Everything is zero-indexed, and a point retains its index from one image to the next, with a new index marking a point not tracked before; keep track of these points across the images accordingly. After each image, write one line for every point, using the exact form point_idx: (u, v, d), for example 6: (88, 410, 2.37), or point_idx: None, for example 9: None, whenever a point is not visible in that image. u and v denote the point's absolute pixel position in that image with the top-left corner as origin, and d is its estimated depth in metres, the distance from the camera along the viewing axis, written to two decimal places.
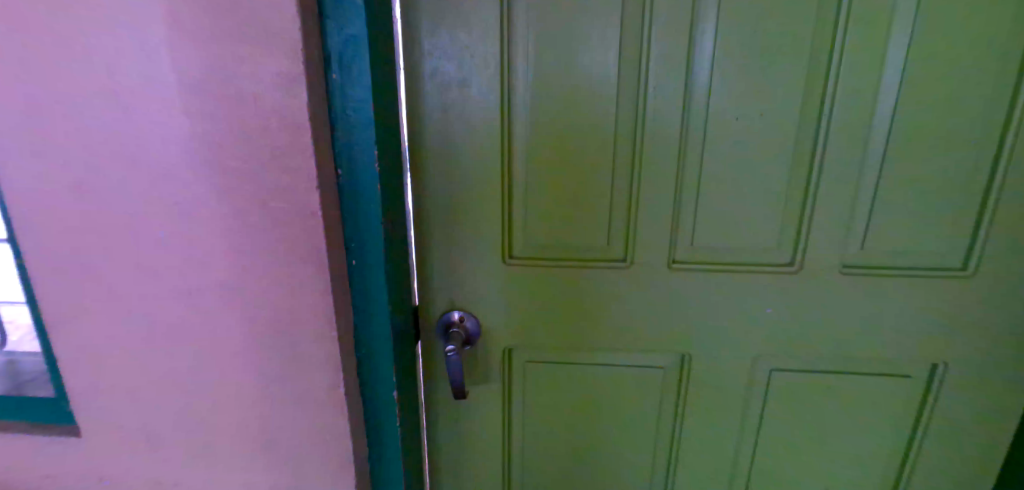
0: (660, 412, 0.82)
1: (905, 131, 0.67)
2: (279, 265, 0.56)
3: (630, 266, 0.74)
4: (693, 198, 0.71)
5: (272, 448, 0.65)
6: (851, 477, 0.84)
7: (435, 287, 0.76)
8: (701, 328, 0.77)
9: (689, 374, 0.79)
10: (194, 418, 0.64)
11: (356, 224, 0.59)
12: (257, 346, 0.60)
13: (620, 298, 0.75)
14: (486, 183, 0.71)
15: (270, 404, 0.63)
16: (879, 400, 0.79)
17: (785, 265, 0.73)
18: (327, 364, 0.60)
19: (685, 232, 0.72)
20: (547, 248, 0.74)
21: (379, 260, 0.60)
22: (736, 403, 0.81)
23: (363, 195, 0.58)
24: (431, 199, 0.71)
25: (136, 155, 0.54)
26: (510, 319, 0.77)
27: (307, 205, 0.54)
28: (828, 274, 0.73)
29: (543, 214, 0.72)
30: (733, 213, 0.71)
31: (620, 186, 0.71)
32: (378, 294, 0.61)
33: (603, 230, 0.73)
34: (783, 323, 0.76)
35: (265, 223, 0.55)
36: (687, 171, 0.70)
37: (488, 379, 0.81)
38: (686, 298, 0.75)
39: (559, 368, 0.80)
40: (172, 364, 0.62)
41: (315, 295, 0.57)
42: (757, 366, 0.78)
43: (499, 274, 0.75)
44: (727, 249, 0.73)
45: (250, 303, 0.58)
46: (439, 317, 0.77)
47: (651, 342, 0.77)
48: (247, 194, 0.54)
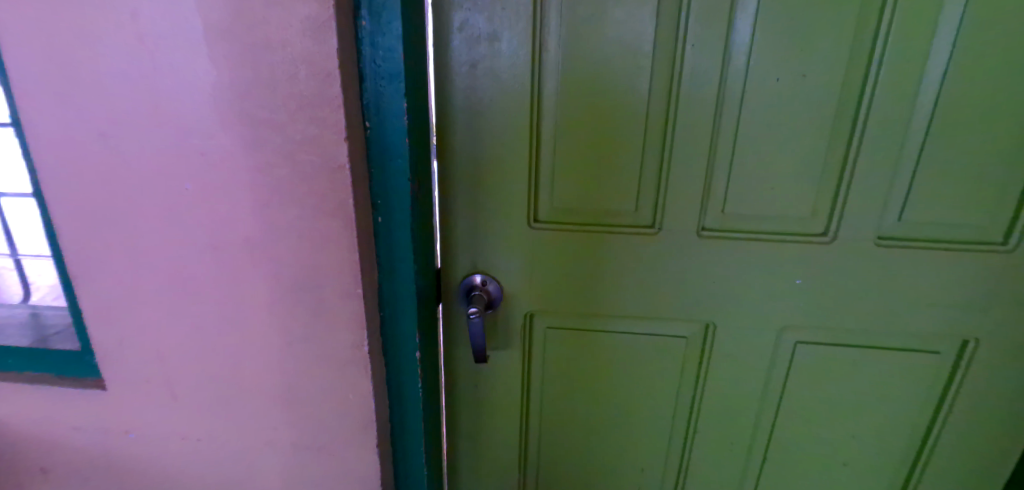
0: (680, 381, 0.81)
1: (955, 96, 0.64)
2: (306, 221, 0.55)
3: (657, 234, 0.72)
4: (726, 165, 0.69)
5: (295, 403, 0.65)
6: (871, 453, 0.83)
7: (458, 251, 0.75)
8: (727, 299, 0.75)
9: (713, 345, 0.78)
10: (218, 375, 0.64)
11: (383, 182, 0.57)
12: (282, 304, 0.59)
13: (645, 267, 0.74)
14: (513, 143, 0.69)
15: (294, 362, 0.63)
16: (905, 375, 0.78)
17: (818, 236, 0.71)
18: (351, 323, 0.60)
19: (717, 199, 0.70)
20: (573, 212, 0.72)
21: (406, 219, 0.59)
22: (759, 374, 0.80)
23: (391, 152, 0.56)
24: (456, 159, 0.70)
25: (161, 106, 0.53)
26: (533, 286, 0.76)
27: (334, 159, 0.52)
28: (862, 246, 0.71)
29: (570, 178, 0.71)
30: (767, 182, 0.69)
31: (651, 151, 0.69)
32: (404, 253, 0.61)
33: (631, 194, 0.71)
34: (812, 295, 0.74)
35: (292, 178, 0.54)
36: (721, 137, 0.67)
37: (508, 346, 0.80)
38: (714, 268, 0.74)
39: (581, 334, 0.79)
40: (197, 319, 0.62)
41: (341, 253, 0.56)
42: (782, 337, 0.77)
43: (523, 239, 0.74)
44: (758, 218, 0.71)
45: (276, 260, 0.57)
46: (462, 281, 0.76)
47: (675, 312, 0.76)
48: (274, 147, 0.53)
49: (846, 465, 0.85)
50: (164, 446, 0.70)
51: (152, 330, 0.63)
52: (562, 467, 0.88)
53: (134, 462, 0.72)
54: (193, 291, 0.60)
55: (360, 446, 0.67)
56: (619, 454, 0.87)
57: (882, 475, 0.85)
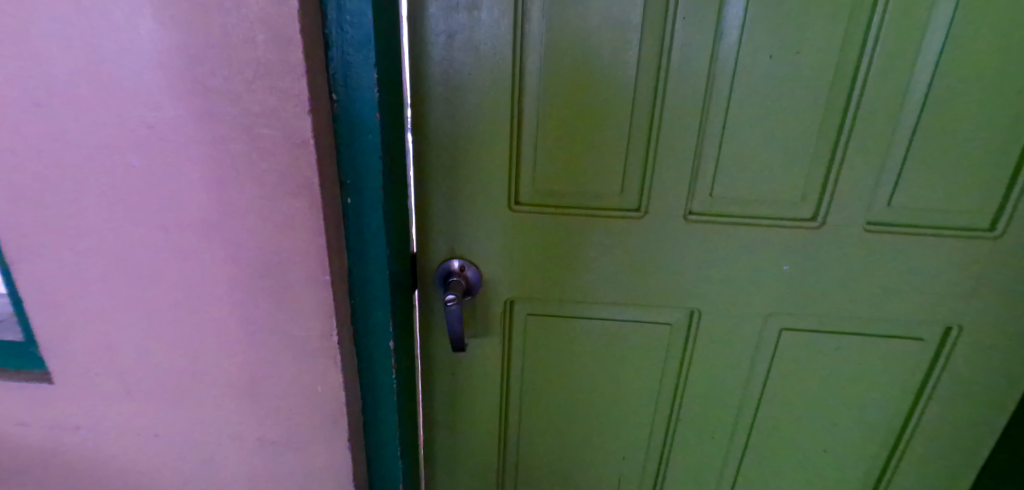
0: (664, 369, 0.79)
1: (950, 78, 0.62)
2: (267, 201, 0.51)
3: (643, 218, 0.69)
4: (715, 147, 0.66)
5: (261, 396, 0.61)
6: (850, 439, 0.83)
7: (434, 235, 0.71)
8: (713, 286, 0.73)
9: (697, 331, 0.76)
10: (176, 366, 0.60)
11: (352, 160, 0.53)
12: (244, 291, 0.55)
13: (631, 253, 0.71)
14: (493, 121, 0.65)
15: (258, 353, 0.59)
16: (888, 362, 0.77)
17: (806, 221, 0.69)
18: (318, 311, 0.56)
19: (705, 181, 0.67)
20: (556, 194, 0.69)
21: (377, 201, 0.55)
22: (743, 361, 0.78)
23: (360, 127, 0.52)
24: (432, 137, 0.66)
25: (102, 72, 0.47)
26: (514, 272, 0.73)
27: (296, 134, 0.48)
28: (850, 232, 0.69)
29: (553, 159, 0.67)
30: (756, 165, 0.67)
31: (638, 131, 0.66)
32: (375, 237, 0.57)
33: (617, 176, 0.68)
34: (798, 282, 0.73)
35: (251, 154, 0.49)
36: (711, 117, 0.64)
37: (487, 334, 0.77)
38: (700, 254, 0.71)
39: (562, 322, 0.77)
40: (151, 307, 0.57)
41: (306, 237, 0.52)
42: (767, 324, 0.76)
43: (503, 223, 0.70)
44: (746, 202, 0.68)
45: (236, 243, 0.53)
46: (439, 266, 0.73)
47: (660, 298, 0.74)
48: (230, 119, 0.48)
49: (826, 452, 0.85)
50: (120, 442, 0.66)
51: (101, 318, 0.58)
52: (543, 456, 0.86)
53: (88, 458, 0.67)
54: (145, 277, 0.55)
55: (331, 440, 0.64)
56: (601, 443, 0.85)
57: (860, 461, 0.85)
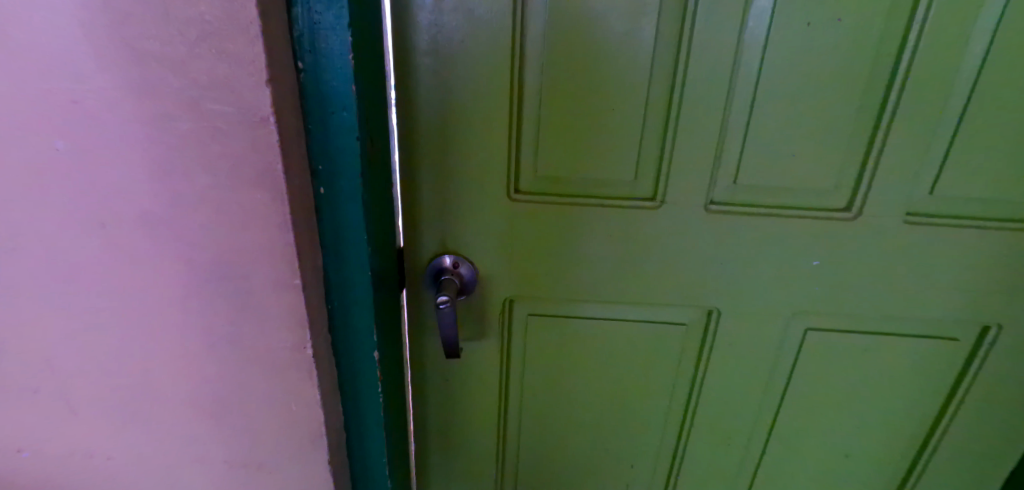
0: (677, 372, 0.73)
1: (1010, 49, 0.54)
2: (223, 191, 0.42)
3: (658, 208, 0.62)
4: (741, 129, 0.58)
5: (228, 412, 0.54)
6: (874, 444, 0.77)
7: (423, 227, 0.63)
8: (733, 283, 0.66)
9: (715, 332, 0.69)
10: (129, 381, 0.52)
11: (324, 141, 0.45)
12: (203, 296, 0.47)
13: (643, 247, 0.64)
14: (490, 97, 0.57)
15: (223, 366, 0.51)
16: (920, 364, 0.71)
17: (840, 211, 0.62)
18: (289, 320, 0.48)
19: (729, 167, 0.60)
20: (561, 182, 0.61)
21: (356, 190, 0.47)
22: (764, 364, 0.72)
23: (333, 102, 0.43)
24: (420, 116, 0.57)
25: (9, 31, 0.38)
26: (513, 268, 0.66)
27: (254, 110, 0.39)
28: (887, 222, 0.62)
29: (557, 141, 0.59)
30: (786, 148, 0.59)
31: (655, 109, 0.58)
32: (354, 233, 0.48)
33: (631, 161, 0.60)
34: (828, 278, 0.66)
35: (200, 134, 0.41)
36: (737, 93, 0.57)
37: (483, 336, 0.70)
38: (721, 247, 0.64)
39: (566, 323, 0.69)
40: (94, 316, 0.49)
41: (270, 234, 0.44)
42: (791, 323, 0.69)
43: (501, 213, 0.62)
44: (775, 190, 0.61)
45: (189, 242, 0.45)
46: (429, 262, 0.65)
47: (674, 296, 0.67)
48: (173, 92, 0.39)
49: (848, 457, 0.79)
50: (70, 465, 0.57)
51: (34, 330, 0.49)
52: (545, 466, 0.80)
53: (34, 484, 0.59)
54: (82, 281, 0.47)
55: (310, 460, 0.56)
56: (606, 451, 0.78)
57: (884, 468, 0.79)
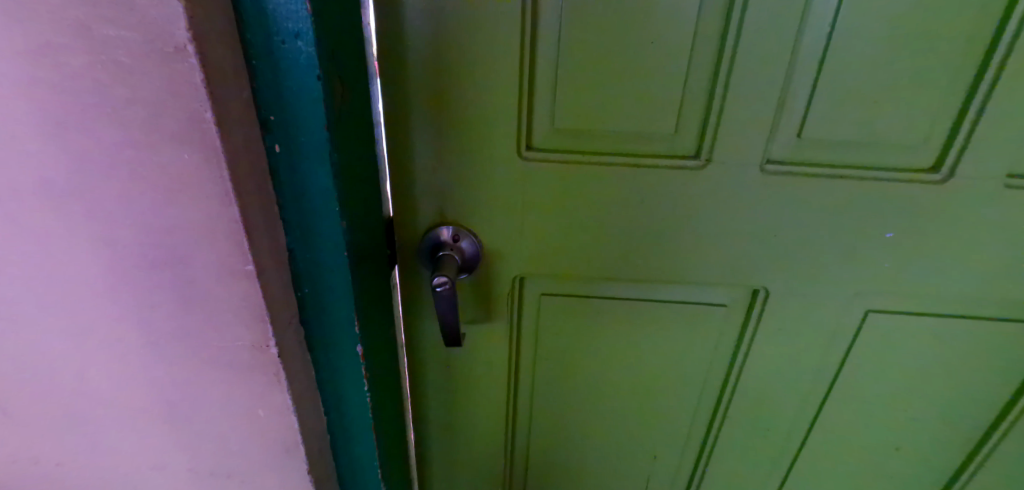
0: (713, 360, 0.63)
1: None
2: (144, 152, 0.32)
3: (702, 167, 0.50)
4: (813, 69, 0.46)
5: (186, 419, 0.45)
6: (930, 436, 0.68)
7: (416, 192, 0.52)
8: (785, 257, 0.55)
9: (761, 314, 0.59)
10: (64, 386, 0.43)
11: (276, 84, 0.34)
12: (137, 286, 0.37)
13: (679, 216, 0.53)
14: (495, 28, 0.44)
15: (174, 369, 0.42)
16: (995, 351, 0.61)
17: (926, 172, 0.50)
18: (245, 316, 0.38)
19: (792, 118, 0.48)
20: (584, 137, 0.50)
21: (321, 149, 0.35)
22: (814, 350, 0.62)
23: (281, 28, 0.32)
24: (408, 53, 0.45)
25: None
26: (523, 241, 0.55)
27: (166, 37, 0.28)
28: (983, 187, 0.51)
29: (579, 85, 0.47)
30: (869, 92, 0.47)
31: (706, 42, 0.45)
32: (323, 205, 0.38)
33: (671, 110, 0.48)
34: (901, 253, 0.55)
35: (102, 72, 0.30)
36: (813, 18, 0.44)
37: (490, 319, 0.60)
38: (774, 217, 0.53)
39: (585, 304, 0.59)
40: (6, 312, 0.39)
41: (209, 209, 0.33)
42: (850, 306, 0.59)
43: (510, 175, 0.51)
44: (847, 147, 0.49)
45: (108, 220, 0.34)
46: (425, 235, 0.54)
47: (713, 274, 0.57)
48: (54, 14, 0.28)
49: (898, 450, 0.70)
50: (15, 473, 0.49)
51: None
52: (559, 456, 0.72)
53: None
54: None
55: (288, 468, 0.48)
56: (628, 443, 0.70)
57: (937, 460, 0.70)
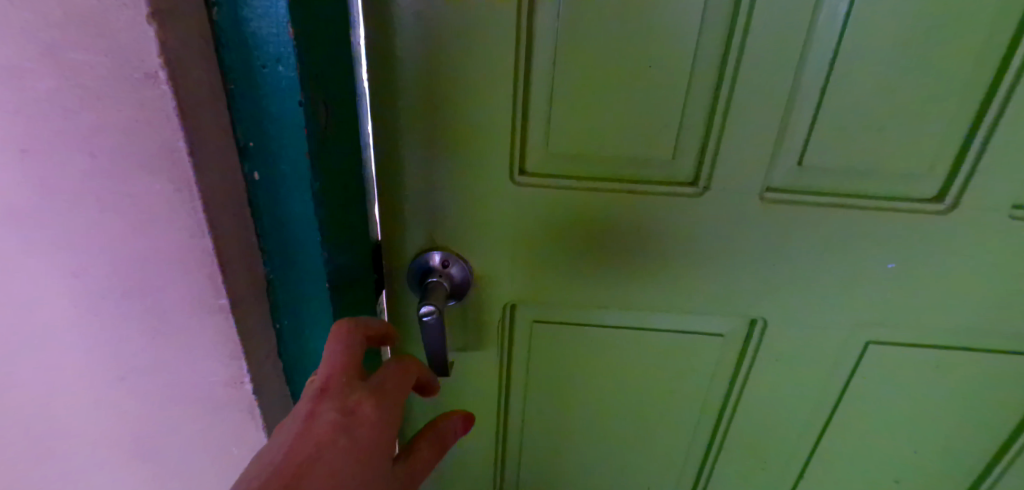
0: (710, 390, 0.61)
1: None
2: (113, 181, 0.30)
3: (700, 195, 0.49)
4: (814, 97, 0.45)
5: (157, 455, 0.43)
6: (929, 469, 0.66)
7: (405, 216, 0.50)
8: (784, 286, 0.54)
9: (756, 350, 0.58)
10: (28, 419, 0.40)
11: (255, 109, 0.32)
12: (105, 319, 0.35)
13: (675, 243, 0.52)
14: (489, 51, 0.43)
15: (144, 403, 0.39)
16: (996, 383, 0.60)
17: (930, 202, 0.49)
18: (219, 351, 0.36)
19: (793, 145, 0.47)
20: (579, 162, 0.48)
21: (303, 177, 0.33)
22: (813, 381, 0.60)
23: (262, 52, 0.30)
24: (398, 74, 0.44)
25: None
26: (515, 267, 0.53)
27: (137, 62, 0.27)
28: (986, 219, 0.50)
29: (575, 110, 0.46)
30: (871, 122, 0.45)
31: (705, 67, 0.44)
32: (304, 235, 0.36)
33: (669, 136, 0.47)
34: (902, 284, 0.53)
35: (69, 96, 0.28)
36: (815, 45, 0.43)
37: (480, 346, 0.58)
38: (773, 246, 0.51)
39: (579, 332, 0.58)
40: None
41: (182, 240, 0.32)
42: (850, 336, 0.57)
43: (502, 200, 0.50)
44: (848, 176, 0.48)
45: (74, 249, 0.32)
46: (412, 260, 0.52)
47: (710, 303, 0.55)
48: (16, 36, 0.26)
49: (896, 483, 0.68)
50: None
51: None
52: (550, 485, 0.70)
53: None
54: None
55: None
56: (621, 472, 0.68)
57: None
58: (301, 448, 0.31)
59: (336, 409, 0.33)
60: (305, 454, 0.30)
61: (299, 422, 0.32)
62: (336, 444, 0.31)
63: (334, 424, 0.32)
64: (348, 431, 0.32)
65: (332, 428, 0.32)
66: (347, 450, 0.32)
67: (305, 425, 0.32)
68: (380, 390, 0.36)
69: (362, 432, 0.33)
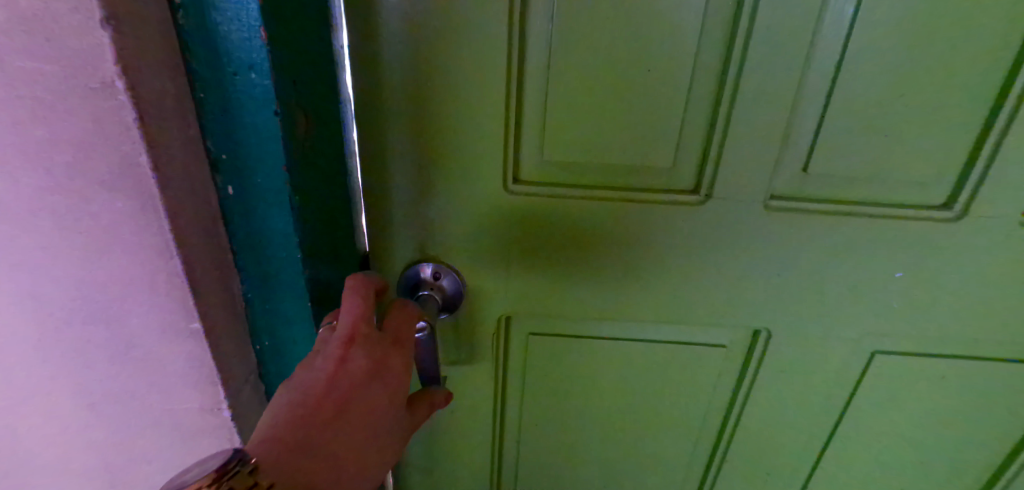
0: (711, 402, 0.59)
1: None
2: (72, 199, 0.28)
3: (700, 203, 0.47)
4: (819, 101, 0.43)
5: (131, 484, 0.40)
6: (935, 480, 0.65)
7: (393, 227, 0.48)
8: (789, 297, 0.52)
9: (759, 364, 0.56)
10: None
11: (227, 119, 0.29)
12: (70, 345, 0.33)
13: (675, 253, 0.50)
14: (479, 55, 0.41)
15: (116, 432, 0.37)
16: (1004, 393, 0.58)
17: (938, 209, 0.47)
18: (194, 376, 0.34)
19: (797, 152, 0.45)
20: (575, 169, 0.46)
21: (280, 191, 0.31)
22: (818, 393, 0.58)
23: (233, 58, 0.28)
24: (384, 80, 0.42)
25: None
26: (509, 278, 0.51)
27: (91, 70, 0.24)
28: (995, 226, 0.48)
29: (570, 116, 0.43)
30: (877, 127, 0.44)
31: (705, 71, 0.42)
32: (283, 252, 0.34)
33: (669, 142, 0.45)
34: (910, 293, 0.51)
35: (20, 109, 0.25)
36: (821, 47, 0.41)
37: (473, 360, 0.56)
38: (776, 255, 0.50)
39: (576, 344, 0.56)
40: None
41: (149, 262, 0.29)
42: (856, 347, 0.55)
43: (495, 210, 0.47)
44: (854, 183, 0.46)
45: (33, 273, 0.30)
46: (403, 271, 0.50)
47: (711, 314, 0.53)
48: None
49: None
50: None
51: None
52: None
53: None
54: None
55: None
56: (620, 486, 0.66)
57: None
58: (337, 387, 0.31)
59: (367, 355, 0.33)
60: (340, 393, 0.31)
61: (332, 362, 0.32)
62: (371, 387, 0.32)
63: (366, 368, 0.32)
64: (380, 375, 0.33)
65: (365, 373, 0.32)
66: (381, 392, 0.33)
67: (339, 366, 0.32)
68: (401, 335, 0.36)
69: (391, 377, 0.33)
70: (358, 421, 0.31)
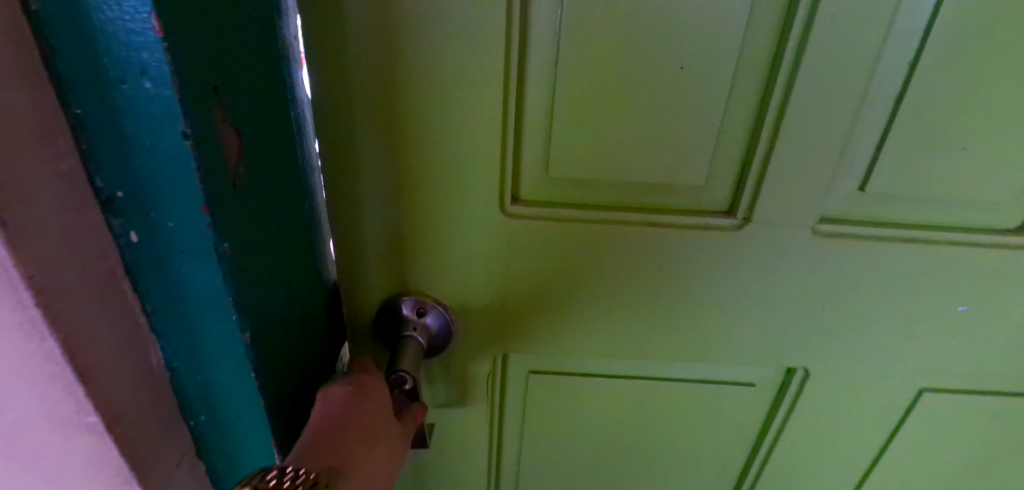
0: (735, 444, 0.52)
1: None
2: None
3: (736, 227, 0.39)
4: (885, 110, 0.35)
5: None
6: None
7: (367, 259, 0.40)
8: (833, 333, 0.45)
9: (791, 404, 0.49)
10: None
11: (117, 143, 0.21)
12: None
13: (703, 286, 0.42)
14: (469, 54, 0.32)
15: None
16: None
17: (1012, 234, 0.40)
18: (100, 472, 0.26)
19: (853, 168, 0.37)
20: (587, 188, 0.38)
21: (199, 236, 0.23)
22: (856, 434, 0.51)
23: (115, 58, 0.19)
24: (348, 82, 0.33)
25: None
26: (507, 314, 0.43)
27: None
28: None
29: (582, 125, 0.35)
30: (954, 142, 0.36)
31: (748, 71, 0.34)
32: (211, 310, 0.26)
33: (702, 157, 0.37)
34: (971, 328, 0.44)
35: None
36: (894, 42, 0.32)
37: (465, 402, 0.48)
38: (821, 287, 0.42)
39: (583, 384, 0.48)
40: None
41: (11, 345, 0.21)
42: (903, 386, 0.48)
43: (490, 239, 0.39)
44: (917, 205, 0.39)
45: None
46: (381, 306, 0.42)
47: (741, 353, 0.46)
48: None
49: None
50: None
51: None
52: None
53: None
54: None
55: None
56: None
57: None
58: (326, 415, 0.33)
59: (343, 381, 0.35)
60: (331, 412, 0.33)
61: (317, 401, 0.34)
62: (355, 397, 0.34)
63: (345, 390, 0.34)
64: (361, 392, 0.35)
65: (347, 391, 0.34)
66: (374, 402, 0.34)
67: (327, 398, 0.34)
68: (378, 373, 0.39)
69: (374, 390, 0.35)
70: (355, 425, 0.32)
